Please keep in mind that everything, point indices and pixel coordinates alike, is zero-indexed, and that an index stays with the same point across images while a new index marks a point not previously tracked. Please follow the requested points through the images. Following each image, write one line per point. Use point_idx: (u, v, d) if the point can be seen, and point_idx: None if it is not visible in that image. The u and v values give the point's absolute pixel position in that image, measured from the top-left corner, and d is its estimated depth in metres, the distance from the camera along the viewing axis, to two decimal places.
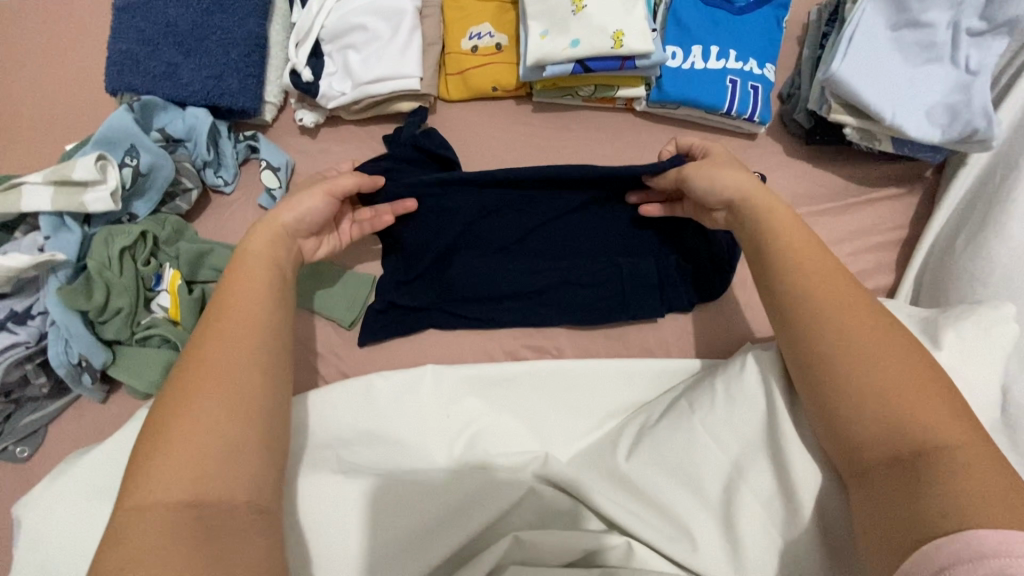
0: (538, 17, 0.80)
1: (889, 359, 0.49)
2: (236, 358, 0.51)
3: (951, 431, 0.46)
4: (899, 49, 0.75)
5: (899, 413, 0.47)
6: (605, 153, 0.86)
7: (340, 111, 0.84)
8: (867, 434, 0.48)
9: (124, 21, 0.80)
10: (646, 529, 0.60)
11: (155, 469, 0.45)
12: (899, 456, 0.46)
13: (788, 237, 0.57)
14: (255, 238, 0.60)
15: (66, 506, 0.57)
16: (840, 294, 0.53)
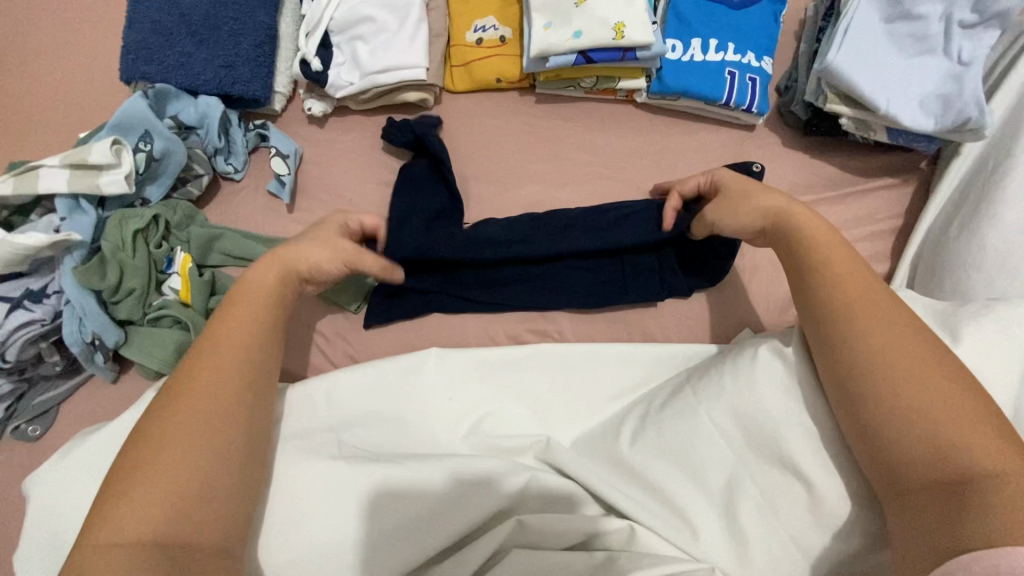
0: (541, 9, 0.82)
1: (931, 379, 0.50)
2: (224, 389, 0.49)
3: (993, 457, 0.46)
4: (893, 41, 0.77)
5: (940, 432, 0.48)
6: (607, 143, 0.88)
7: (348, 101, 0.86)
8: (905, 451, 0.49)
9: (139, 12, 0.82)
10: (647, 518, 0.61)
11: (123, 503, 0.43)
12: (940, 479, 0.47)
13: (831, 261, 0.58)
14: (261, 266, 0.59)
15: (76, 486, 0.54)
16: (883, 313, 0.55)
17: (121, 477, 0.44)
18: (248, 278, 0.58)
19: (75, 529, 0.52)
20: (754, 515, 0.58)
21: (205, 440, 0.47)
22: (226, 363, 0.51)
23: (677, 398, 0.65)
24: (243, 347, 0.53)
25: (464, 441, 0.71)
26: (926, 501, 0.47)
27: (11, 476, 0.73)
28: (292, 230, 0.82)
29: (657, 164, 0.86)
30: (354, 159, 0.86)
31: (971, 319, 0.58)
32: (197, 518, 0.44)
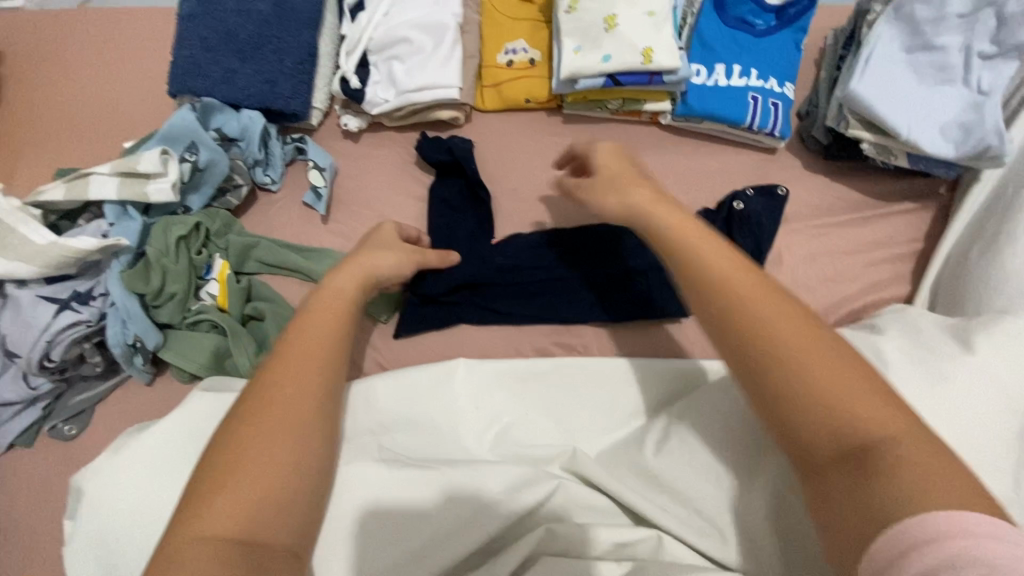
0: (571, 34, 0.85)
1: (808, 342, 0.46)
2: (305, 395, 0.53)
3: (888, 416, 0.42)
4: (913, 71, 0.80)
5: (832, 400, 0.43)
6: (632, 163, 0.91)
7: (383, 118, 0.89)
8: (807, 424, 0.44)
9: (188, 30, 0.86)
10: (669, 520, 0.62)
11: (216, 501, 0.45)
12: (842, 456, 0.42)
13: (692, 238, 0.54)
14: (342, 274, 0.63)
15: (125, 482, 0.57)
16: (749, 280, 0.50)
17: (214, 477, 0.47)
18: (331, 285, 0.62)
19: (128, 524, 0.55)
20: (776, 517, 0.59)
21: (293, 443, 0.50)
22: (309, 366, 0.54)
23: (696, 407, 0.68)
24: (326, 354, 0.56)
25: (494, 449, 0.72)
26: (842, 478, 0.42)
27: (49, 474, 0.74)
28: (326, 241, 0.84)
29: (681, 185, 0.89)
30: (388, 174, 0.89)
31: (981, 332, 0.63)
32: (275, 519, 0.47)
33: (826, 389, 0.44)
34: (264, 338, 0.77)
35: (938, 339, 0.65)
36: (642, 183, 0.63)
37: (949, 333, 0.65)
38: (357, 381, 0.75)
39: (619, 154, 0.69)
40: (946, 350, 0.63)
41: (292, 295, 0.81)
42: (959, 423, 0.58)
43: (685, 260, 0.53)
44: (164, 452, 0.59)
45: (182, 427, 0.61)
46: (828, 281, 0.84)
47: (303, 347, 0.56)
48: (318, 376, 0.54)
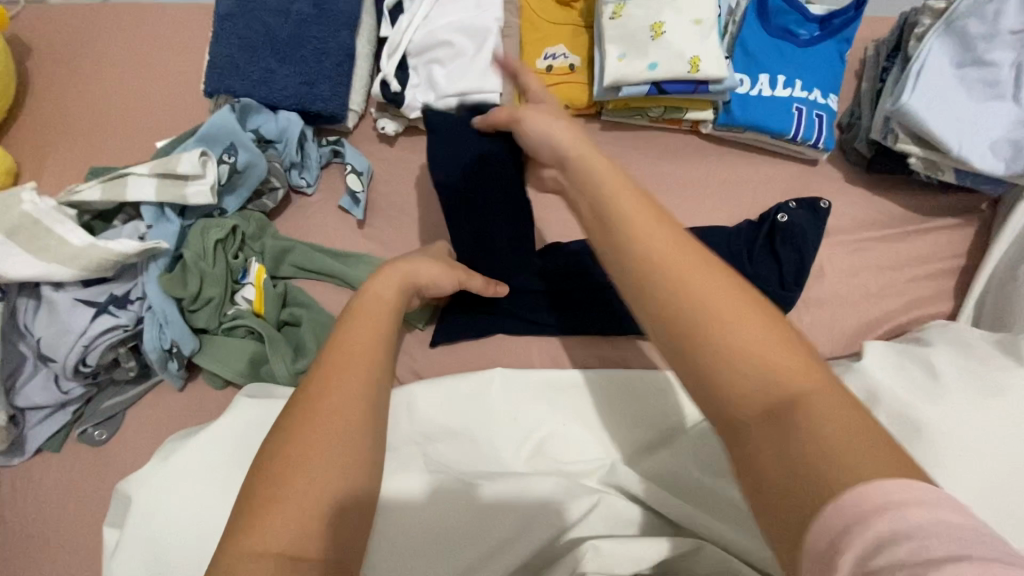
0: (616, 40, 0.84)
1: (717, 284, 0.38)
2: (342, 397, 0.50)
3: (803, 367, 0.34)
4: (964, 85, 0.79)
5: (742, 350, 0.35)
6: (672, 172, 0.89)
7: (420, 122, 0.88)
8: (720, 380, 0.35)
9: (227, 28, 0.85)
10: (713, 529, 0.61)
11: (270, 519, 0.43)
12: (764, 404, 0.34)
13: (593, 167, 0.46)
14: (382, 278, 0.62)
15: (177, 489, 0.57)
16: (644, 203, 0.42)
17: (262, 489, 0.45)
18: (370, 288, 0.61)
19: (178, 533, 0.55)
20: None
21: (333, 451, 0.47)
22: (353, 369, 0.52)
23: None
24: (365, 355, 0.54)
25: (529, 463, 0.71)
26: (762, 441, 0.33)
27: (79, 479, 0.72)
28: (362, 246, 0.83)
29: (721, 195, 0.88)
30: (424, 178, 0.87)
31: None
32: (322, 537, 0.44)
33: (733, 336, 0.35)
34: (301, 344, 0.76)
35: (992, 353, 0.64)
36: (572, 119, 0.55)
37: (998, 347, 0.64)
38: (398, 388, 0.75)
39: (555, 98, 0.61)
40: (1001, 363, 0.62)
41: (328, 300, 0.80)
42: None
43: (589, 192, 0.45)
44: (212, 460, 0.59)
45: (229, 435, 0.61)
46: (871, 295, 0.82)
47: (343, 350, 0.53)
48: (357, 375, 0.52)
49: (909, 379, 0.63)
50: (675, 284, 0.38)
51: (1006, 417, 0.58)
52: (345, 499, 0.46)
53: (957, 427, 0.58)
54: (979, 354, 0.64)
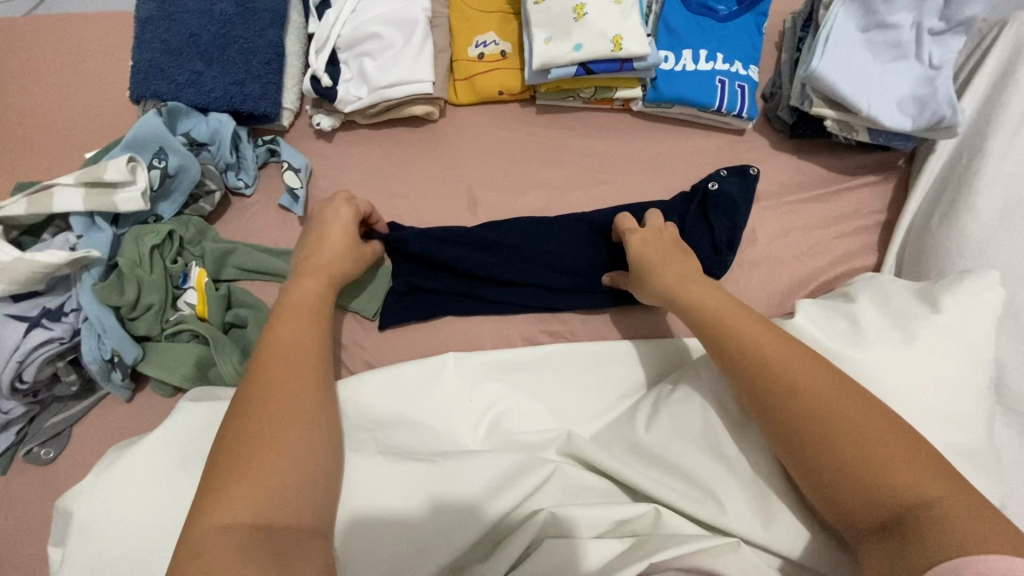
0: (541, 25, 0.86)
1: (856, 416, 0.51)
2: (301, 384, 0.53)
3: (925, 479, 0.47)
4: (870, 49, 0.83)
5: (857, 461, 0.49)
6: (607, 150, 0.92)
7: (356, 116, 0.89)
8: (841, 484, 0.49)
9: (148, 32, 0.84)
10: (671, 495, 0.62)
11: (236, 487, 0.46)
12: (874, 500, 0.48)
13: (716, 306, 0.62)
14: (309, 278, 0.64)
15: (129, 497, 0.57)
16: (766, 334, 0.57)
17: (229, 466, 0.47)
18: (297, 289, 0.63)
19: (130, 538, 0.55)
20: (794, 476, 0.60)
21: (298, 435, 0.51)
22: (299, 356, 0.55)
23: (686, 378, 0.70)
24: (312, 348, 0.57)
25: (486, 437, 0.72)
26: (880, 541, 0.47)
27: (27, 499, 0.71)
28: None
29: (656, 168, 0.91)
30: (365, 173, 0.88)
31: (946, 290, 0.63)
32: (292, 504, 0.47)
33: (869, 461, 0.48)
34: (249, 345, 0.76)
35: (908, 301, 0.64)
36: (681, 258, 0.71)
37: (915, 294, 0.65)
38: (342, 380, 0.73)
39: (654, 242, 0.74)
40: (917, 311, 0.63)
41: (274, 299, 0.80)
42: (941, 376, 0.58)
43: (712, 328, 0.60)
44: (158, 464, 0.59)
45: (176, 437, 0.61)
46: (801, 253, 0.86)
47: (282, 346, 0.56)
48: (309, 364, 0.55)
49: (836, 331, 0.63)
50: (816, 418, 0.51)
51: (922, 359, 0.59)
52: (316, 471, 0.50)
53: (876, 373, 0.59)
54: (898, 304, 0.65)
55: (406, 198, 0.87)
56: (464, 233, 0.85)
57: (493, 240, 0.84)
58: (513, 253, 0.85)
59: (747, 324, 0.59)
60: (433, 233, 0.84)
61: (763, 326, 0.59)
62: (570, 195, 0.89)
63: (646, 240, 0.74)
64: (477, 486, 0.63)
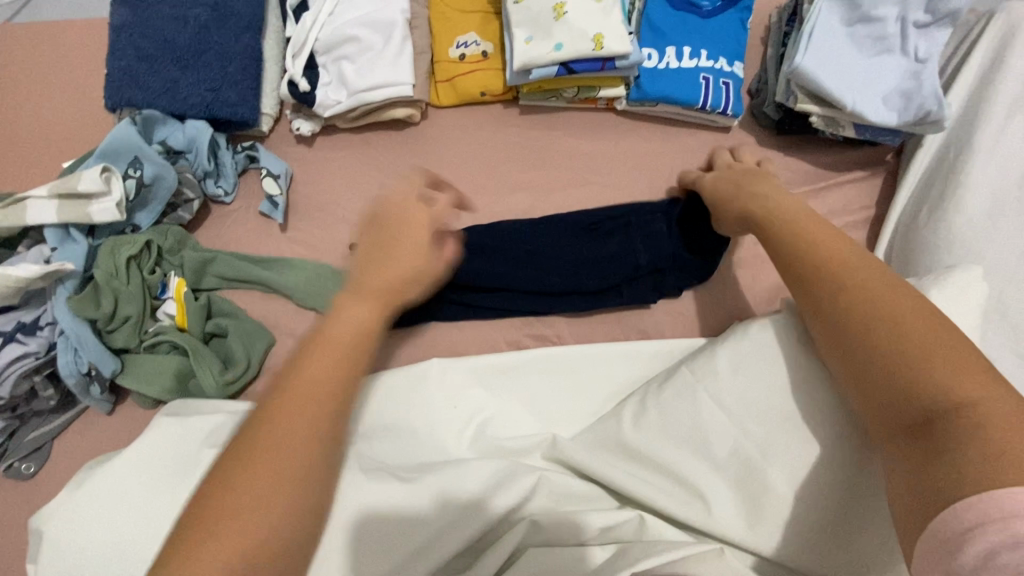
0: (522, 24, 0.85)
1: (912, 318, 0.49)
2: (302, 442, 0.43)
3: (975, 386, 0.44)
4: (855, 43, 0.82)
5: (905, 360, 0.48)
6: (591, 150, 0.91)
7: (336, 120, 0.87)
8: (882, 382, 0.49)
9: (122, 39, 0.83)
10: (658, 496, 0.61)
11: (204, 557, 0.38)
12: (913, 400, 0.46)
13: (785, 212, 0.62)
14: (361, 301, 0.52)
15: (104, 514, 0.56)
16: (832, 239, 0.57)
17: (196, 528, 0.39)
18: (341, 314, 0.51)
19: (105, 556, 0.54)
20: (783, 480, 0.58)
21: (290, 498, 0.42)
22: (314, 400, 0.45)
23: (685, 380, 0.65)
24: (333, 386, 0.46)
25: (472, 445, 0.70)
26: (914, 442, 0.46)
27: (4, 517, 0.70)
28: (288, 251, 0.83)
29: (641, 168, 0.90)
30: (346, 178, 0.87)
31: (934, 284, 0.62)
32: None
33: (915, 359, 0.47)
34: (229, 355, 0.76)
35: None
36: (763, 178, 0.70)
37: None
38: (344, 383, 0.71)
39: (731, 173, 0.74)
40: None
41: (256, 308, 0.80)
42: None
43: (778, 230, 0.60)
44: (135, 480, 0.58)
45: (152, 453, 0.61)
46: None
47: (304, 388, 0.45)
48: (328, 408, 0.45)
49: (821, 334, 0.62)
50: (866, 316, 0.51)
51: None
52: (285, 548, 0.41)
53: None
54: None
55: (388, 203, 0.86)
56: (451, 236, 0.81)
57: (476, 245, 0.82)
58: (500, 255, 0.82)
59: (816, 228, 0.59)
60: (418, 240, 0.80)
61: (833, 233, 0.58)
62: (555, 197, 0.88)
63: (718, 177, 0.75)
64: (460, 493, 0.62)
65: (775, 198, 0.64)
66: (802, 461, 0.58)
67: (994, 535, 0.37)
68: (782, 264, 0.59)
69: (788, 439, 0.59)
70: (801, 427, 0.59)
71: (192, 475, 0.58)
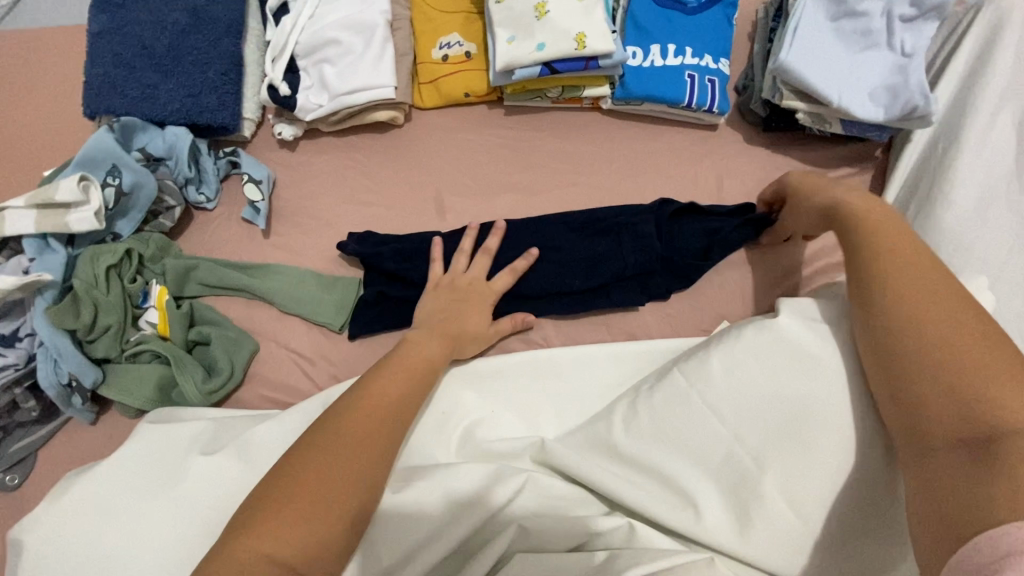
0: (504, 24, 0.84)
1: (978, 344, 0.47)
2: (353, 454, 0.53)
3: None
4: (840, 38, 0.81)
5: (962, 381, 0.46)
6: (576, 150, 0.90)
7: (318, 124, 0.87)
8: (931, 399, 0.47)
9: (100, 46, 0.82)
10: (647, 503, 0.59)
11: (262, 528, 0.48)
12: (965, 423, 0.44)
13: (861, 212, 0.59)
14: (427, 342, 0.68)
15: (85, 525, 0.56)
16: (907, 249, 0.55)
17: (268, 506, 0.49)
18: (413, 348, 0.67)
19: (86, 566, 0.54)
20: (778, 490, 0.56)
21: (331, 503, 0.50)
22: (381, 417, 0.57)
23: (677, 384, 0.63)
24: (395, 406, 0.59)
25: (459, 454, 0.69)
26: (956, 464, 0.44)
27: None
28: (271, 256, 0.82)
29: (627, 167, 0.89)
30: (328, 183, 0.86)
31: None
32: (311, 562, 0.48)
33: (971, 383, 0.45)
34: (213, 363, 0.75)
35: None
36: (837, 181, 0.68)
37: None
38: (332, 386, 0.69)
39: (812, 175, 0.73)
40: None
41: (238, 315, 0.79)
42: None
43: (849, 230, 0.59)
44: (116, 489, 0.58)
45: (133, 462, 0.60)
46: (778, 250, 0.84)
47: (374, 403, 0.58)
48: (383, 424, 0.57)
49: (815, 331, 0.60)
50: (929, 332, 0.49)
51: None
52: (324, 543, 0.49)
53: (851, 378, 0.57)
54: None
55: (371, 206, 0.85)
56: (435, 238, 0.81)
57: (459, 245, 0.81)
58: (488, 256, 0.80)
59: (895, 236, 0.56)
60: (403, 245, 0.80)
61: (912, 243, 0.55)
62: (541, 198, 0.87)
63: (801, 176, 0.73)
64: (443, 501, 0.61)
65: (850, 195, 0.62)
66: (796, 468, 0.56)
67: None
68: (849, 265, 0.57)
69: (783, 446, 0.57)
70: (799, 433, 0.56)
71: (177, 483, 0.58)
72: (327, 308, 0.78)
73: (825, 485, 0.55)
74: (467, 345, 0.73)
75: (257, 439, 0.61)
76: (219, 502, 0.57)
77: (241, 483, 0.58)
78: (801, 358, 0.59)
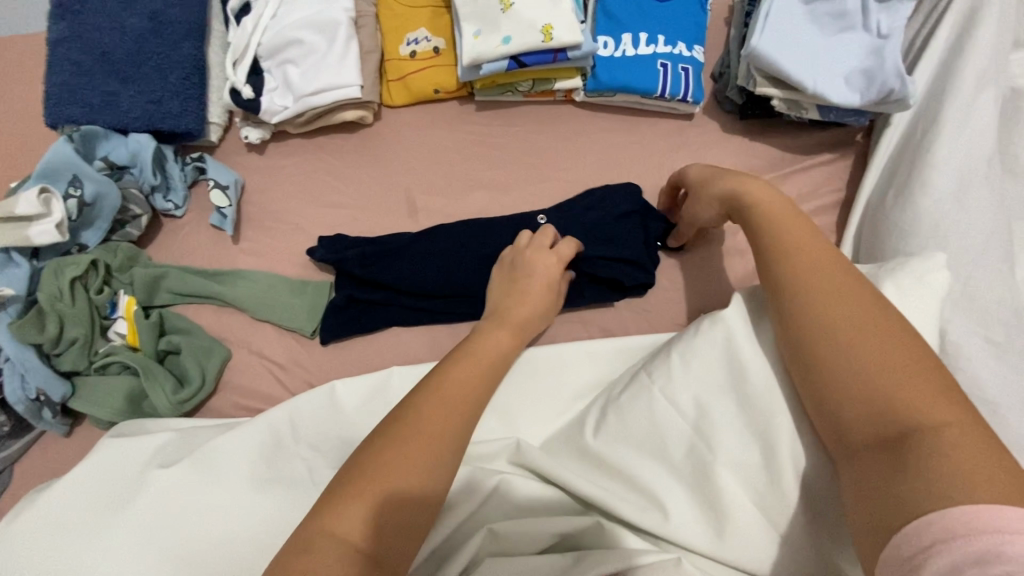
0: (470, 18, 0.82)
1: (887, 339, 0.48)
2: (435, 425, 0.52)
3: (945, 409, 0.44)
4: (814, 21, 0.79)
5: (869, 377, 0.47)
6: (549, 145, 0.88)
7: (286, 126, 0.85)
8: (846, 396, 0.47)
9: (59, 54, 0.81)
10: (616, 501, 0.58)
11: (348, 502, 0.46)
12: (880, 419, 0.45)
13: (764, 205, 0.59)
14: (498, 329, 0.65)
15: (40, 545, 0.56)
16: (812, 245, 0.55)
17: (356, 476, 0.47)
18: (487, 338, 0.64)
19: None
20: (735, 486, 0.55)
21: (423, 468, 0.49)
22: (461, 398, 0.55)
23: (642, 386, 0.62)
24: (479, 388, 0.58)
25: None
26: (877, 460, 0.45)
27: None
28: (240, 262, 0.81)
29: (601, 161, 0.87)
30: (297, 186, 0.85)
31: (889, 276, 0.57)
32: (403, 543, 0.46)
33: (882, 378, 0.46)
34: (183, 373, 0.75)
35: None
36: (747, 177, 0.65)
37: None
38: (305, 392, 0.67)
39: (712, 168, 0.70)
40: None
41: (209, 323, 0.78)
42: None
43: (759, 227, 0.59)
44: (74, 509, 0.58)
45: (92, 479, 0.60)
46: None
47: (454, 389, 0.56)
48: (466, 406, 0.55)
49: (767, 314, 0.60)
50: (835, 330, 0.50)
51: None
52: (404, 502, 0.47)
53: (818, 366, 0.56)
54: None
55: (342, 209, 0.84)
56: (404, 238, 0.79)
57: (428, 247, 0.79)
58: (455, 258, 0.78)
59: (794, 229, 0.57)
60: (372, 246, 0.79)
61: (814, 238, 0.56)
62: (514, 195, 0.85)
63: (704, 169, 0.70)
64: None
65: (753, 186, 0.61)
66: (756, 468, 0.55)
67: (955, 551, 0.37)
68: (763, 264, 0.57)
69: (741, 443, 0.55)
70: (754, 426, 0.55)
71: (138, 499, 0.57)
72: (297, 310, 0.78)
73: (781, 483, 0.53)
74: (537, 325, 0.70)
75: (221, 450, 0.60)
76: (183, 512, 0.56)
77: (205, 496, 0.57)
78: (751, 353, 0.57)
